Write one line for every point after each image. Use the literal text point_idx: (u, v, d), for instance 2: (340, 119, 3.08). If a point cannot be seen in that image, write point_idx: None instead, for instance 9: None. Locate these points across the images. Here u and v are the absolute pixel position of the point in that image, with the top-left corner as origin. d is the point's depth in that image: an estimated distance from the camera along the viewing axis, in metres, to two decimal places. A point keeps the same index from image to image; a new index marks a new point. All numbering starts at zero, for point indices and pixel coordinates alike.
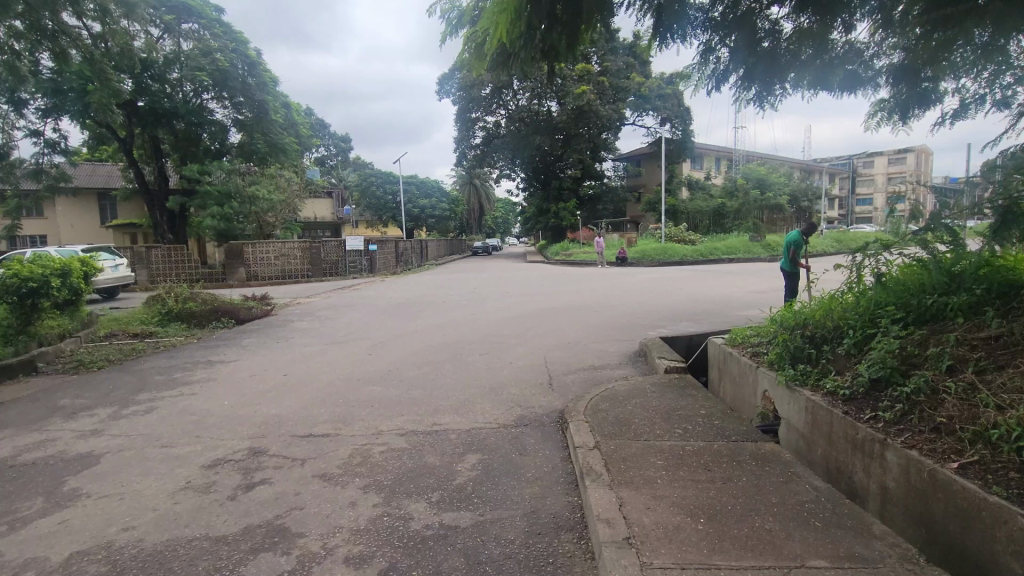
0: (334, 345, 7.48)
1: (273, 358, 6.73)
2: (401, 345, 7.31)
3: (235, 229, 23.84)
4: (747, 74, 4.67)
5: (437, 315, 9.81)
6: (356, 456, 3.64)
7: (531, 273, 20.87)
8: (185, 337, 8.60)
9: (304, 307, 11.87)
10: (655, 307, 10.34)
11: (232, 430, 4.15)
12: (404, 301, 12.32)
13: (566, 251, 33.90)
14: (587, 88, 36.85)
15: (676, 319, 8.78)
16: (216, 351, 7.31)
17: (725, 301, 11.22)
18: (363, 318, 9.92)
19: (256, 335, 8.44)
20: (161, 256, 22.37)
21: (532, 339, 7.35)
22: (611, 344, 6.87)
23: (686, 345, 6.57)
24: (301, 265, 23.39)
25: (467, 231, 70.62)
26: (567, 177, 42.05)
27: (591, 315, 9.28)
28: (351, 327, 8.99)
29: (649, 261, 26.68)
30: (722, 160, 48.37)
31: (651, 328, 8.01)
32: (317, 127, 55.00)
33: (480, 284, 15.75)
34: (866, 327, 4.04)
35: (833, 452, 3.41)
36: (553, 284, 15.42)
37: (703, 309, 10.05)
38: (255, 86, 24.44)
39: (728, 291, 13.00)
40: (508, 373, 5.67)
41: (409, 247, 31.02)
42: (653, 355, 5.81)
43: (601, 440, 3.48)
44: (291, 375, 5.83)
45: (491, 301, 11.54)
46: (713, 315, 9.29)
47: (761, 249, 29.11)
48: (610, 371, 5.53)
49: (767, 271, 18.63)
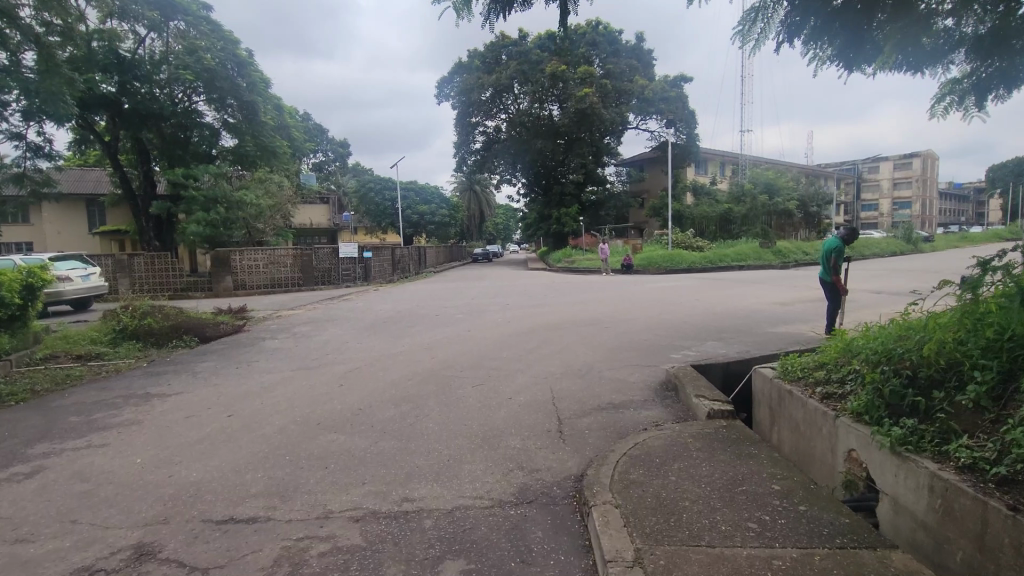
0: (301, 372, 6.35)
1: (225, 389, 5.62)
2: (379, 372, 6.19)
3: (222, 235, 22.66)
4: (829, 24, 3.89)
5: (427, 332, 8.71)
6: (284, 562, 2.51)
7: (532, 281, 19.83)
8: (136, 361, 7.50)
9: (282, 321, 10.78)
10: (672, 322, 9.19)
11: (126, 509, 3.03)
12: (394, 315, 11.22)
13: (568, 258, 32.80)
14: (589, 91, 35.72)
15: (700, 337, 7.65)
16: (162, 379, 6.20)
17: (748, 315, 10.06)
18: (344, 336, 8.80)
19: (218, 358, 7.34)
20: (144, 265, 21.25)
21: (535, 364, 6.21)
22: (630, 372, 5.75)
23: (722, 374, 5.43)
24: (292, 273, 22.33)
25: (468, 237, 69.63)
26: (569, 182, 40.67)
27: (602, 333, 8.15)
28: (328, 347, 7.87)
29: (655, 269, 25.61)
30: (727, 165, 47.42)
31: (673, 350, 6.89)
32: (314, 133, 54.15)
33: (479, 295, 14.68)
34: (1002, 368, 2.90)
35: (994, 566, 2.28)
36: (559, 294, 14.37)
37: (728, 324, 8.91)
38: (245, 87, 23.48)
39: (749, 302, 11.86)
40: (505, 414, 4.55)
41: (406, 255, 29.89)
42: (685, 390, 4.68)
43: (644, 545, 2.36)
44: (236, 415, 4.71)
45: (489, 315, 10.42)
46: (741, 332, 8.14)
47: (772, 255, 27.94)
48: (634, 414, 4.40)
49: (784, 280, 17.51)
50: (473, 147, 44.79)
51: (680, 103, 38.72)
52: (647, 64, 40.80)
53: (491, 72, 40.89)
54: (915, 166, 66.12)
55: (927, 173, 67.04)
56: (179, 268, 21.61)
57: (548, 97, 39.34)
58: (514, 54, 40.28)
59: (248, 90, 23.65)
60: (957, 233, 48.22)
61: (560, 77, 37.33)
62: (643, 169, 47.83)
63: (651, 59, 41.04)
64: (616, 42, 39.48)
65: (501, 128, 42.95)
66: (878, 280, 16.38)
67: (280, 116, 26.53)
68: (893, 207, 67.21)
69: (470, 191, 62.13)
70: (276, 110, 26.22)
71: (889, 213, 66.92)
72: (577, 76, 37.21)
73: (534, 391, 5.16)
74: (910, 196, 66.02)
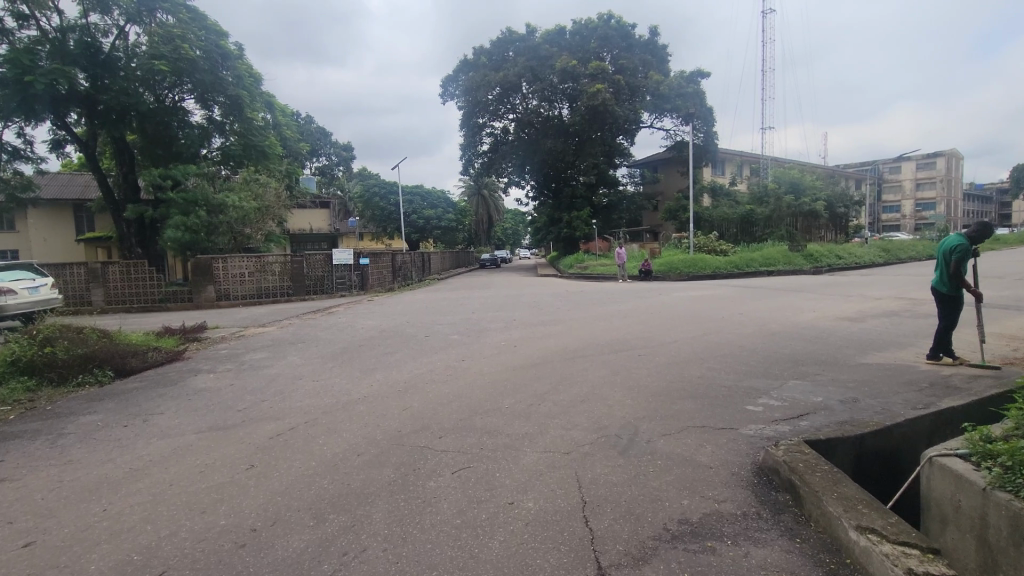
0: (209, 435, 4.33)
1: (70, 474, 3.63)
2: (326, 436, 4.20)
3: (203, 242, 20.63)
4: None
5: (408, 365, 6.68)
6: None
7: (540, 289, 17.91)
8: (9, 409, 5.52)
9: (240, 344, 8.85)
10: (724, 348, 7.15)
11: None
12: (375, 336, 9.20)
13: (581, 264, 30.69)
14: (602, 87, 33.78)
15: (776, 375, 5.60)
16: (0, 450, 4.18)
17: (816, 336, 7.95)
18: (303, 367, 6.86)
19: (119, 404, 5.37)
20: (119, 274, 19.45)
21: (552, 428, 4.17)
22: (702, 443, 3.77)
23: (854, 456, 3.43)
24: (281, 282, 20.48)
25: (477, 242, 67.74)
26: (580, 184, 38.66)
27: (640, 367, 6.14)
28: (274, 386, 5.87)
29: (676, 275, 23.48)
30: (746, 165, 45.31)
31: (749, 397, 4.87)
32: (317, 137, 52.56)
33: (483, 307, 12.72)
34: None
35: None
36: (576, 306, 12.40)
37: (799, 351, 6.84)
38: (231, 81, 21.81)
39: (807, 317, 9.83)
40: (503, 549, 2.55)
41: (407, 260, 28.05)
42: (823, 497, 2.65)
43: None
44: (38, 544, 2.74)
45: (489, 339, 8.36)
46: (824, 364, 6.06)
47: (802, 260, 25.76)
48: (741, 561, 2.38)
49: (826, 289, 15.37)
50: (480, 149, 42.99)
51: (697, 99, 36.49)
52: (663, 60, 38.89)
53: (497, 69, 39.07)
54: (938, 166, 63.63)
55: (949, 173, 64.59)
56: (158, 277, 19.74)
57: (557, 96, 37.63)
58: (522, 50, 38.55)
59: (234, 83, 22.05)
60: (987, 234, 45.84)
61: (571, 72, 35.51)
62: (657, 171, 45.75)
63: (666, 54, 39.15)
64: (629, 36, 37.58)
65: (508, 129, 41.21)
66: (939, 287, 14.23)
67: (269, 113, 24.96)
68: (915, 208, 64.64)
69: (478, 195, 60.34)
70: (265, 107, 24.64)
71: (912, 215, 64.30)
72: (587, 71, 35.21)
73: (550, 488, 3.14)
74: (934, 197, 63.43)
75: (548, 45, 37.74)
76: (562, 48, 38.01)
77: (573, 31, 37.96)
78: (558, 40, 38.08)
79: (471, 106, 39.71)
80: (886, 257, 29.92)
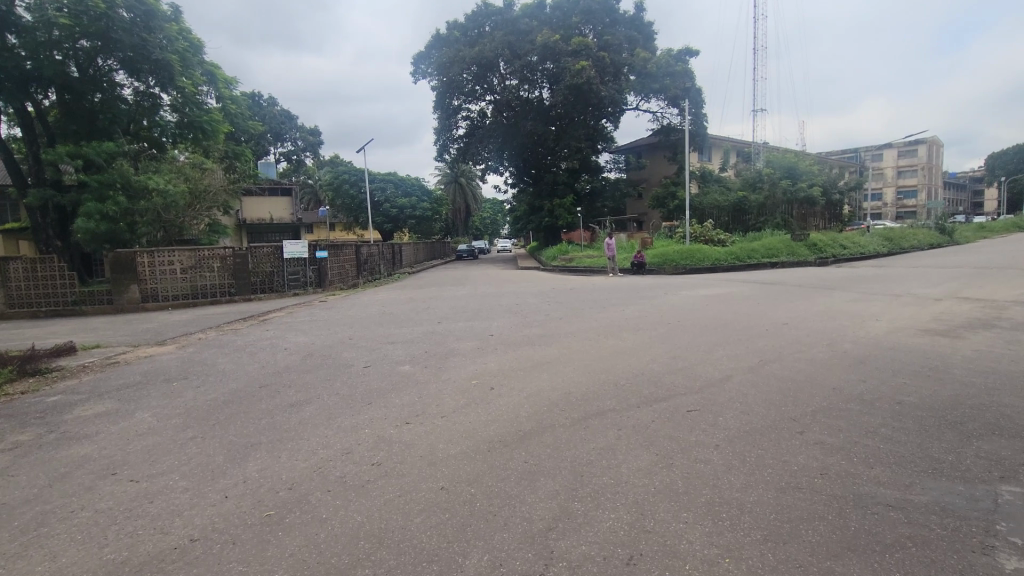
0: None
1: None
2: None
3: (124, 234, 17.58)
4: None
5: (316, 437, 4.03)
6: None
7: (525, 288, 15.34)
8: None
9: (93, 384, 6.05)
10: (818, 396, 4.61)
11: None
12: (297, 366, 6.54)
13: (565, 255, 28.04)
14: (586, 63, 31.18)
15: (963, 474, 3.11)
16: None
17: (930, 367, 5.49)
18: (149, 439, 4.17)
19: None
20: (22, 271, 16.21)
21: None
22: None
23: None
24: (219, 280, 17.49)
25: (453, 232, 64.85)
26: (562, 170, 35.64)
27: (706, 447, 3.57)
28: (42, 503, 3.13)
29: (671, 268, 21.15)
30: (735, 151, 43.23)
31: (974, 554, 2.38)
32: (282, 120, 49.09)
33: (452, 316, 10.09)
34: None
35: None
36: (570, 313, 9.85)
37: (938, 402, 4.37)
38: (160, 44, 18.45)
39: (881, 330, 7.45)
40: None
41: (374, 253, 25.27)
42: None
43: None
44: None
45: (455, 373, 5.76)
46: (1011, 438, 3.61)
47: (807, 250, 23.59)
48: None
49: (857, 285, 13.07)
50: (455, 134, 40.05)
51: (687, 80, 34.09)
52: (649, 37, 36.28)
53: (472, 44, 36.06)
54: (920, 153, 62.66)
55: (933, 161, 63.57)
56: (71, 275, 16.51)
57: (537, 76, 34.88)
58: (499, 25, 35.62)
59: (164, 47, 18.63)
60: (975, 225, 44.95)
61: (553, 49, 32.84)
62: (641, 156, 43.42)
63: (652, 31, 36.52)
64: (613, 11, 34.82)
65: (486, 112, 38.31)
66: (994, 285, 12.05)
67: (211, 87, 21.63)
68: (897, 196, 63.54)
69: (455, 183, 57.53)
70: (206, 79, 21.35)
71: (893, 202, 63.08)
72: (569, 48, 32.67)
73: None
74: (915, 184, 62.21)
75: (527, 20, 34.96)
76: (542, 23, 35.22)
77: (553, 5, 35.17)
78: (538, 14, 35.31)
79: (444, 86, 36.69)
80: (890, 247, 27.96)
